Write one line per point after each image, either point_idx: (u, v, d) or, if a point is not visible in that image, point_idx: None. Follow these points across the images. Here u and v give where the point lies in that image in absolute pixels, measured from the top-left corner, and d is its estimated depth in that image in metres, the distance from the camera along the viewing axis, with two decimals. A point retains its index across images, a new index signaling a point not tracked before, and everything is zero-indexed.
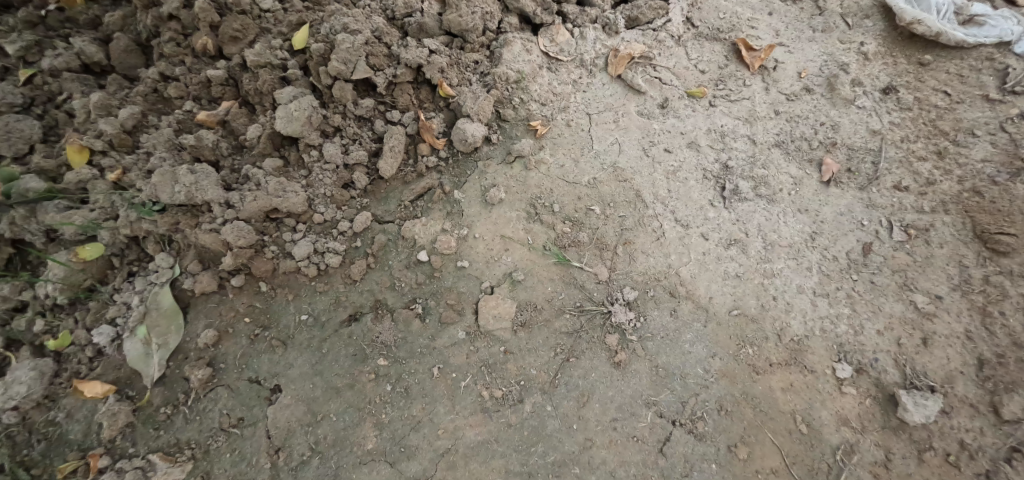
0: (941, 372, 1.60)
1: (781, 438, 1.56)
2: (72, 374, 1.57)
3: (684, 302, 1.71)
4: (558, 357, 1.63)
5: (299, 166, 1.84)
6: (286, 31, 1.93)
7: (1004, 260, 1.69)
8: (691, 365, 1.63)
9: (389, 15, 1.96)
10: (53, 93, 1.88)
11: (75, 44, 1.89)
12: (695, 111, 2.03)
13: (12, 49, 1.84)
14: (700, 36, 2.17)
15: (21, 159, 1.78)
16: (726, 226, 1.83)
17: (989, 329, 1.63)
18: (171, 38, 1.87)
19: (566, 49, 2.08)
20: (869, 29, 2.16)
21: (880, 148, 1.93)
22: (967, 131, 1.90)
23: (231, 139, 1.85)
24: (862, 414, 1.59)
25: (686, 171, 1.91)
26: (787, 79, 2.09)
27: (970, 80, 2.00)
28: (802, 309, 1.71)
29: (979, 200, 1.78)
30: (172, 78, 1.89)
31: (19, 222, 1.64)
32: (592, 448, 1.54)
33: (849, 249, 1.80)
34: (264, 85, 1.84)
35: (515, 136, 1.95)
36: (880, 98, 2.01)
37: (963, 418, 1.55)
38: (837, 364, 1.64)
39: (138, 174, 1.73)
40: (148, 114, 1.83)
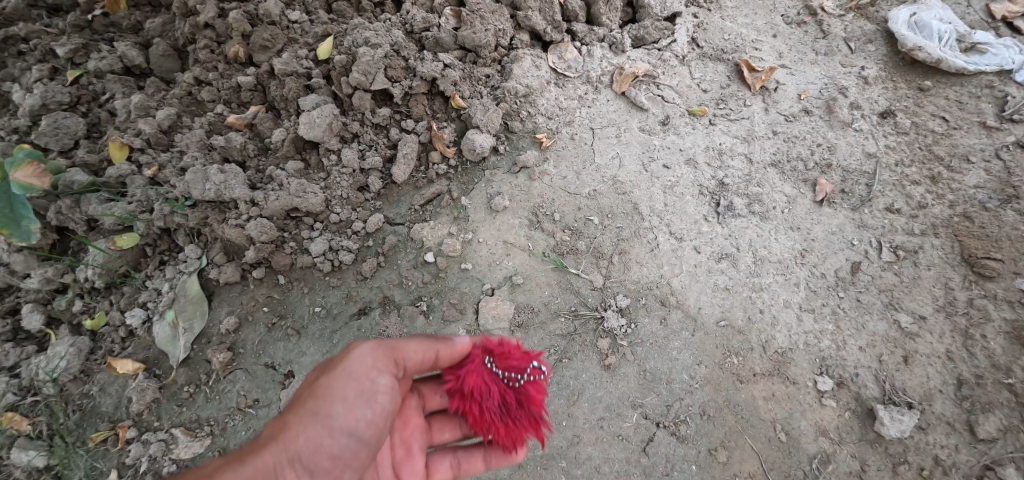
0: (920, 389, 1.67)
1: (760, 444, 1.64)
2: (107, 352, 1.73)
3: (674, 311, 1.80)
4: (551, 357, 1.74)
5: (319, 169, 1.97)
6: (311, 42, 2.07)
7: (990, 284, 1.76)
8: (678, 372, 1.72)
9: (407, 29, 2.09)
10: (97, 93, 2.04)
11: (119, 48, 2.05)
12: (695, 128, 2.12)
13: (62, 52, 2.01)
14: (704, 56, 2.26)
15: (66, 153, 1.94)
16: (718, 240, 1.91)
17: (970, 351, 1.69)
18: (206, 46, 2.03)
19: (574, 66, 2.19)
20: (871, 54, 2.23)
21: (874, 171, 1.99)
22: (963, 158, 1.96)
23: (257, 141, 2.00)
24: (840, 426, 1.66)
25: (683, 186, 2.00)
26: (787, 100, 2.16)
27: (969, 106, 2.06)
28: (787, 323, 1.79)
29: (968, 225, 1.85)
30: (206, 83, 2.04)
31: (65, 212, 1.80)
32: (579, 444, 1.64)
33: (837, 267, 1.87)
34: (290, 92, 1.98)
35: (521, 147, 2.07)
36: (877, 122, 2.08)
37: (939, 434, 1.61)
38: (819, 376, 1.71)
39: (172, 171, 1.87)
40: (182, 116, 1.98)
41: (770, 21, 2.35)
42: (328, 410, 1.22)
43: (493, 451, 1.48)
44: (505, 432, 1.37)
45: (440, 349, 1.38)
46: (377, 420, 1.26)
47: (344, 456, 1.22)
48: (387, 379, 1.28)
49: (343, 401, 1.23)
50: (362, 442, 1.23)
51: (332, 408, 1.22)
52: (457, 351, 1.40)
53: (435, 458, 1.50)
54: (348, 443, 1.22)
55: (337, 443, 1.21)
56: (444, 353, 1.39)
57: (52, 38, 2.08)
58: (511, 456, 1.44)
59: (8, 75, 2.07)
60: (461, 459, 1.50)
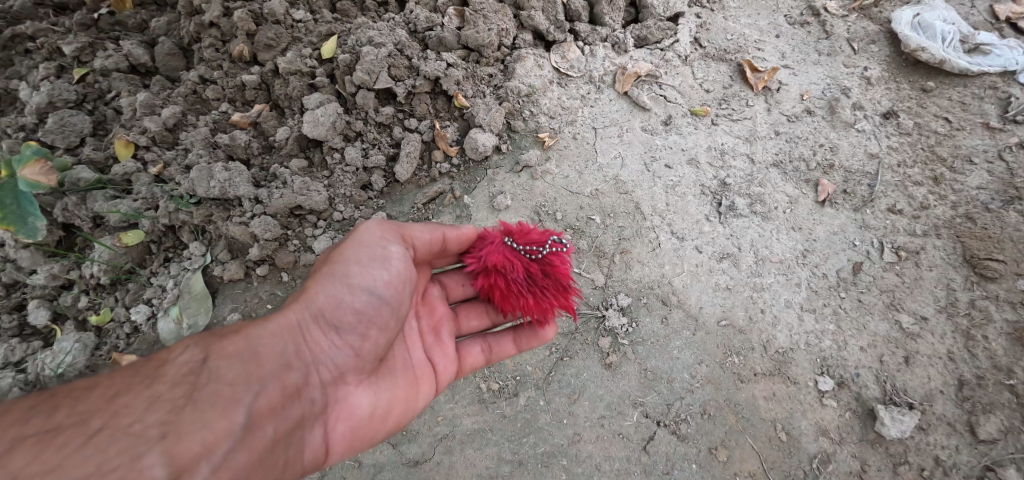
0: (921, 390, 1.67)
1: (760, 444, 1.64)
2: (112, 347, 1.75)
3: (675, 310, 1.81)
4: (552, 355, 1.76)
5: (323, 167, 1.99)
6: (315, 41, 2.08)
7: (992, 285, 1.76)
8: (678, 371, 1.73)
9: (411, 29, 2.10)
10: (103, 91, 2.05)
11: (125, 47, 2.06)
12: (697, 128, 2.12)
13: (68, 50, 2.02)
14: (707, 56, 2.27)
15: (72, 150, 1.95)
16: (720, 240, 1.92)
17: (972, 351, 1.69)
18: (211, 45, 2.05)
19: (577, 66, 2.20)
20: (874, 54, 2.23)
21: (876, 172, 2.00)
22: (965, 159, 1.96)
23: (261, 140, 2.01)
24: (841, 426, 1.66)
25: (685, 186, 2.01)
26: (790, 100, 2.16)
27: (972, 107, 2.06)
28: (788, 323, 1.79)
29: (970, 226, 1.85)
30: (210, 81, 2.06)
31: (71, 209, 1.81)
32: (580, 442, 1.65)
33: (839, 267, 1.87)
34: (294, 91, 1.99)
35: (523, 146, 2.08)
36: (880, 123, 2.08)
37: (940, 435, 1.61)
38: (820, 377, 1.72)
39: (177, 169, 1.89)
40: (187, 114, 2.00)
41: (773, 21, 2.35)
42: (348, 272, 1.35)
43: (523, 328, 1.60)
44: (528, 304, 1.48)
45: (455, 232, 1.54)
46: (394, 279, 1.37)
47: (367, 312, 1.34)
48: (395, 245, 1.40)
49: (361, 264, 1.36)
50: (383, 298, 1.35)
51: (349, 269, 1.35)
52: (472, 236, 1.56)
53: (467, 343, 1.61)
54: (369, 299, 1.34)
55: (357, 298, 1.34)
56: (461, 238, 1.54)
57: (59, 37, 2.09)
58: (541, 330, 1.58)
59: (15, 74, 2.09)
60: (493, 343, 1.61)
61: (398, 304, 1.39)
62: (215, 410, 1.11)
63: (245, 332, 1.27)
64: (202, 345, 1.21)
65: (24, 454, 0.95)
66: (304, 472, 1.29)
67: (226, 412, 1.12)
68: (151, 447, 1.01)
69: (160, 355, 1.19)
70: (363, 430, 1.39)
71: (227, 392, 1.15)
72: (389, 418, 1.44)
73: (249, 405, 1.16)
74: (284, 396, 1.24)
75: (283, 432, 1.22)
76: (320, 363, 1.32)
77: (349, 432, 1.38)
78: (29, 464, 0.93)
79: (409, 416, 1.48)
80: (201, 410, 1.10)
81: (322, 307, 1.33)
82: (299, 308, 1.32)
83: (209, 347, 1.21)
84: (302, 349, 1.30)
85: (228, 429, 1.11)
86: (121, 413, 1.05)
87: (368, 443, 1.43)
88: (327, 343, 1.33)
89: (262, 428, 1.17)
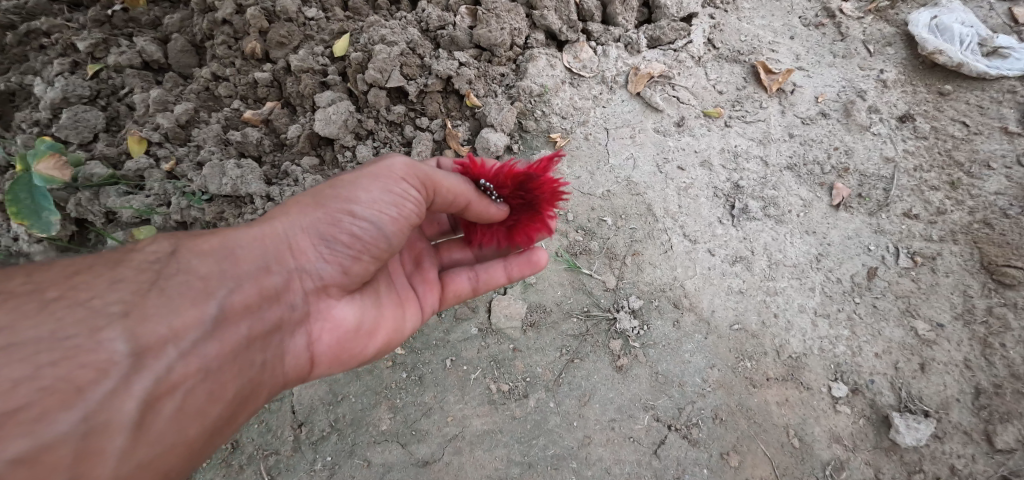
0: (937, 398, 1.64)
1: (773, 450, 1.62)
2: None
3: (687, 313, 1.80)
4: (563, 357, 1.75)
5: (334, 165, 1.99)
6: (327, 39, 2.08)
7: (1010, 292, 1.73)
8: (690, 374, 1.71)
9: (423, 27, 2.10)
10: (116, 87, 2.06)
11: (138, 43, 2.06)
12: (710, 130, 2.10)
13: (82, 46, 2.02)
14: (721, 57, 2.24)
15: (86, 146, 1.97)
16: (732, 243, 1.90)
17: (988, 359, 1.67)
18: (224, 42, 2.05)
19: (590, 66, 2.19)
20: (890, 57, 2.19)
21: (892, 176, 1.97)
22: (983, 164, 1.93)
23: (273, 137, 2.01)
24: (855, 433, 1.64)
25: (698, 188, 2.00)
26: (804, 103, 2.14)
27: (990, 111, 2.02)
28: (801, 328, 1.77)
29: (988, 232, 1.82)
30: (222, 78, 2.06)
31: (84, 204, 1.84)
32: (590, 445, 1.64)
33: (853, 272, 1.85)
34: (306, 89, 1.99)
35: (535, 146, 2.08)
36: (896, 126, 2.05)
37: (956, 444, 1.59)
38: (833, 382, 1.70)
39: (189, 165, 1.90)
40: (199, 111, 2.00)
41: (788, 23, 2.32)
42: (337, 191, 1.33)
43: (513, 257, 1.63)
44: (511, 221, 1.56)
45: (467, 195, 1.42)
46: (390, 206, 1.32)
47: (355, 231, 1.30)
48: (409, 186, 1.34)
49: (353, 188, 1.32)
50: (373, 221, 1.30)
51: (350, 193, 1.31)
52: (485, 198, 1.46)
53: (454, 272, 1.64)
54: (365, 225, 1.30)
55: (353, 223, 1.30)
56: (474, 203, 1.45)
57: (73, 33, 2.10)
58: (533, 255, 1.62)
59: (29, 69, 2.10)
60: (481, 273, 1.63)
61: (391, 227, 1.33)
62: (185, 298, 1.09)
63: (221, 234, 1.26)
64: (175, 241, 1.21)
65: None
66: (284, 376, 1.29)
67: (197, 301, 1.10)
68: (111, 323, 1.00)
69: (131, 247, 1.19)
70: (345, 342, 1.39)
71: (198, 284, 1.13)
72: (375, 335, 1.44)
73: (221, 299, 1.14)
74: (262, 298, 1.22)
75: (258, 333, 1.20)
76: (302, 272, 1.30)
77: (330, 342, 1.37)
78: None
79: (397, 336, 1.50)
80: (168, 297, 1.08)
81: (306, 220, 1.31)
82: (282, 219, 1.31)
83: (181, 243, 1.21)
84: (286, 255, 1.29)
85: (198, 319, 1.09)
86: (86, 289, 1.05)
87: (351, 357, 1.42)
88: (313, 254, 1.31)
89: (236, 324, 1.15)
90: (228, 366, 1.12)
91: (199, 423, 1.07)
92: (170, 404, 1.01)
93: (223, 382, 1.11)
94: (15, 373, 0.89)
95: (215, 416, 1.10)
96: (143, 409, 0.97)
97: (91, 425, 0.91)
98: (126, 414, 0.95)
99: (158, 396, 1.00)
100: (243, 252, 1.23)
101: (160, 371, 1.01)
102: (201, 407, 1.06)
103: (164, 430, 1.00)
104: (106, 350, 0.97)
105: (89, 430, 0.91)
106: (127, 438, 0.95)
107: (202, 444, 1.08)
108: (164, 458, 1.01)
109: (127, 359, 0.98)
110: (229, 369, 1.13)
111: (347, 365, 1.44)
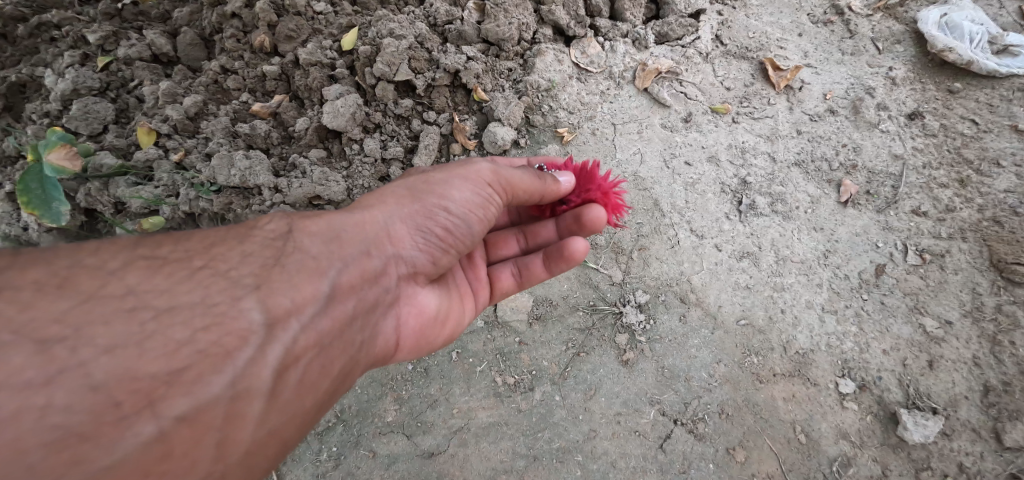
0: (945, 395, 1.63)
1: (779, 445, 1.62)
2: None
3: (693, 308, 1.79)
4: (568, 351, 1.75)
5: (341, 157, 2.00)
6: (335, 33, 2.08)
7: (1020, 290, 1.71)
8: (696, 369, 1.71)
9: (431, 22, 2.10)
10: (126, 79, 2.06)
11: (147, 36, 2.06)
12: (718, 126, 2.10)
13: (92, 39, 2.03)
14: (728, 54, 2.23)
15: (96, 137, 2.00)
16: (740, 239, 1.90)
17: (998, 357, 1.65)
18: (232, 35, 2.05)
19: (597, 61, 2.18)
20: (899, 54, 2.17)
21: (900, 173, 1.96)
22: (993, 161, 1.92)
23: (281, 130, 2.02)
24: (862, 430, 1.63)
25: (705, 183, 1.99)
26: (812, 100, 2.12)
27: (1000, 109, 2.00)
28: (809, 324, 1.76)
29: (998, 229, 1.81)
30: (231, 71, 2.07)
31: (94, 194, 1.87)
32: (596, 438, 1.64)
33: (861, 269, 1.84)
34: (314, 82, 1.99)
35: (542, 141, 2.10)
36: (905, 123, 2.03)
37: (964, 441, 1.58)
38: (840, 379, 1.69)
39: (198, 156, 1.92)
40: (208, 103, 2.01)
41: (796, 19, 2.30)
42: (432, 182, 1.35)
43: (552, 253, 1.60)
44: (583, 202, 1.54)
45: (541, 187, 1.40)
46: (478, 202, 1.34)
47: (449, 222, 1.32)
48: (493, 191, 1.35)
49: (446, 183, 1.34)
50: (463, 214, 1.33)
51: (446, 188, 1.33)
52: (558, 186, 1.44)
53: (500, 268, 1.68)
54: (457, 222, 1.33)
55: (449, 217, 1.32)
56: (546, 194, 1.43)
57: (83, 25, 2.11)
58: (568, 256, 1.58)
59: (40, 61, 2.11)
60: (523, 268, 1.65)
61: (477, 223, 1.36)
62: (303, 274, 1.11)
63: (331, 215, 1.27)
64: (290, 220, 1.23)
65: (139, 274, 0.98)
66: (374, 357, 1.32)
67: (313, 278, 1.12)
68: (247, 293, 1.03)
69: (251, 222, 1.21)
70: (425, 328, 1.44)
71: (314, 263, 1.14)
72: (444, 325, 1.50)
73: (333, 278, 1.15)
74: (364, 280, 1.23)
75: (362, 313, 1.22)
76: (399, 257, 1.31)
77: (414, 328, 1.41)
78: (144, 283, 0.97)
79: (458, 328, 1.57)
80: (291, 272, 1.10)
81: (406, 207, 1.31)
82: (383, 204, 1.31)
83: (295, 222, 1.22)
84: (387, 240, 1.29)
85: (315, 295, 1.10)
86: (220, 259, 1.07)
87: (426, 343, 1.48)
88: (410, 241, 1.31)
89: (345, 302, 1.17)
90: (339, 343, 1.15)
91: (314, 396, 1.09)
92: (295, 374, 1.05)
93: (334, 358, 1.13)
94: (174, 334, 0.92)
95: (326, 389, 1.12)
96: (275, 377, 1.01)
97: (236, 389, 0.95)
98: (263, 382, 0.99)
99: (286, 365, 1.03)
100: (351, 234, 1.24)
101: (288, 341, 1.03)
102: (317, 381, 1.09)
103: (289, 399, 1.04)
104: (245, 319, 1.00)
105: (235, 393, 0.95)
106: (262, 404, 0.99)
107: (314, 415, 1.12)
108: (285, 428, 1.04)
109: (263, 329, 1.01)
110: (338, 346, 1.15)
111: (421, 350, 1.49)
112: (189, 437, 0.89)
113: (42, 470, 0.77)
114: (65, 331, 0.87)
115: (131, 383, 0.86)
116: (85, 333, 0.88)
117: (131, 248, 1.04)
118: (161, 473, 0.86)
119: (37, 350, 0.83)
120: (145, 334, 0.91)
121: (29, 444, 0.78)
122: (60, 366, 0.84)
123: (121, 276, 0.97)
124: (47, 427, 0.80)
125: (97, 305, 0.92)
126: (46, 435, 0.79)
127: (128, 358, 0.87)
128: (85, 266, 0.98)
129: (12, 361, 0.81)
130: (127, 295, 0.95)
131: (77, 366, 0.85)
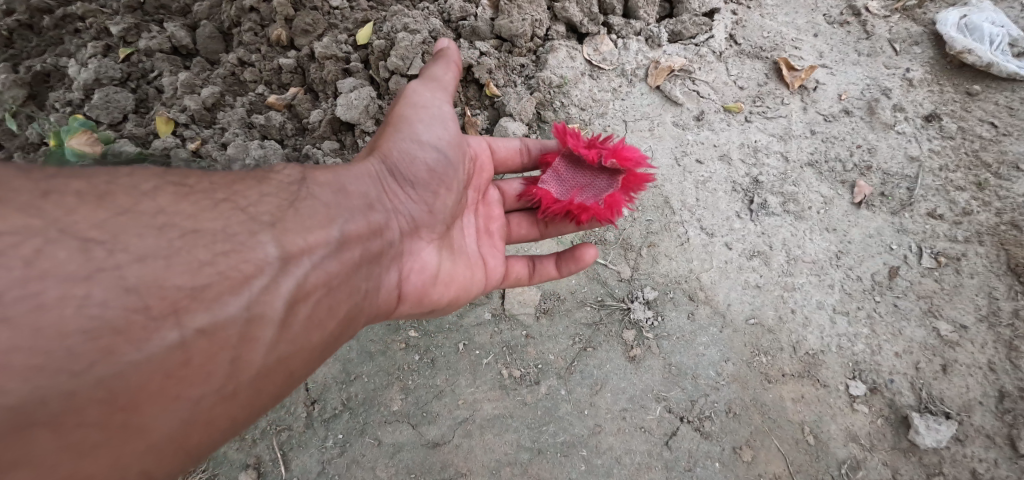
0: (959, 400, 1.60)
1: (787, 446, 1.60)
2: None
3: (702, 306, 1.78)
4: (575, 345, 1.74)
5: (354, 149, 2.03)
6: (351, 27, 2.09)
7: None
8: (703, 368, 1.69)
9: (445, 18, 2.11)
10: (146, 71, 2.11)
11: (168, 28, 2.10)
12: (730, 125, 2.09)
13: (114, 31, 2.08)
14: (742, 53, 2.22)
15: (116, 126, 2.03)
16: (750, 237, 1.88)
17: (1014, 363, 1.62)
18: (250, 28, 2.08)
19: (609, 59, 2.19)
20: (917, 56, 2.14)
21: (916, 175, 1.93)
22: (1011, 165, 1.88)
23: (295, 122, 2.05)
24: (872, 433, 1.60)
25: (716, 182, 1.98)
26: (827, 100, 2.10)
27: (1020, 113, 1.96)
28: (819, 324, 1.74)
29: (1015, 233, 1.78)
30: (248, 64, 2.09)
31: None
32: (601, 434, 1.63)
33: (874, 270, 1.81)
34: (329, 75, 2.02)
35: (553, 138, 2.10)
36: (922, 125, 2.00)
37: (977, 447, 1.55)
38: (851, 381, 1.67)
39: (214, 146, 1.98)
40: (225, 95, 2.05)
41: (812, 20, 2.28)
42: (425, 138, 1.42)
43: (563, 254, 1.64)
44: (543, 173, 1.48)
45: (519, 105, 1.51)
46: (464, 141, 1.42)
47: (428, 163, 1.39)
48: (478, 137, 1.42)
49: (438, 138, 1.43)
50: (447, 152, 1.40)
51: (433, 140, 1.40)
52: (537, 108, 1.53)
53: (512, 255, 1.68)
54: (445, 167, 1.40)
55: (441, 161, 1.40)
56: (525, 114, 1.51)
57: (106, 17, 2.15)
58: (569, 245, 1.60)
59: (64, 52, 2.16)
60: (535, 261, 1.67)
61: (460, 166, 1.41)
62: (317, 219, 1.14)
63: (343, 171, 1.31)
64: (306, 170, 1.26)
65: (168, 197, 1.01)
66: (378, 310, 1.33)
67: (325, 224, 1.15)
68: (264, 230, 1.06)
69: (266, 169, 1.24)
70: (427, 286, 1.47)
71: (326, 210, 1.18)
72: (449, 286, 1.51)
73: (343, 226, 1.19)
74: (370, 231, 1.26)
75: (367, 261, 1.25)
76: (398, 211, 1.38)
77: (416, 285, 1.44)
78: (173, 206, 1.00)
79: (464, 295, 1.57)
80: (305, 216, 1.13)
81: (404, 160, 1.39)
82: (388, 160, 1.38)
83: (311, 172, 1.26)
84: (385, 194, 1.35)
85: (326, 239, 1.13)
86: (242, 195, 1.10)
87: (429, 302, 1.49)
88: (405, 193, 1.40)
89: (353, 250, 1.20)
90: (346, 286, 1.17)
91: (322, 333, 1.10)
92: (304, 310, 1.06)
93: (341, 303, 1.15)
94: (199, 255, 0.95)
95: (333, 331, 1.13)
96: (288, 308, 1.03)
97: (251, 313, 0.97)
98: (276, 310, 1.00)
99: (297, 299, 1.05)
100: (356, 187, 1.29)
101: (301, 277, 1.06)
102: (325, 320, 1.11)
103: (299, 331, 1.05)
104: (262, 251, 1.02)
105: (249, 316, 0.96)
106: (274, 332, 1.00)
107: (321, 352, 1.13)
108: (293, 363, 1.05)
109: (277, 263, 1.03)
110: (346, 291, 1.17)
111: (423, 310, 1.50)
112: (208, 350, 0.91)
113: (77, 355, 0.80)
114: (102, 235, 0.89)
115: (159, 290, 0.88)
116: (120, 239, 0.90)
117: (160, 176, 1.06)
118: (180, 379, 0.88)
119: (78, 251, 0.86)
120: (173, 250, 0.93)
121: (68, 330, 0.80)
122: (98, 265, 0.86)
123: (153, 197, 1.00)
124: (85, 317, 0.82)
125: (129, 218, 0.93)
126: (83, 325, 0.81)
127: (158, 268, 0.90)
128: (121, 184, 1.00)
129: (55, 256, 0.84)
130: (157, 214, 0.97)
131: (112, 269, 0.87)
